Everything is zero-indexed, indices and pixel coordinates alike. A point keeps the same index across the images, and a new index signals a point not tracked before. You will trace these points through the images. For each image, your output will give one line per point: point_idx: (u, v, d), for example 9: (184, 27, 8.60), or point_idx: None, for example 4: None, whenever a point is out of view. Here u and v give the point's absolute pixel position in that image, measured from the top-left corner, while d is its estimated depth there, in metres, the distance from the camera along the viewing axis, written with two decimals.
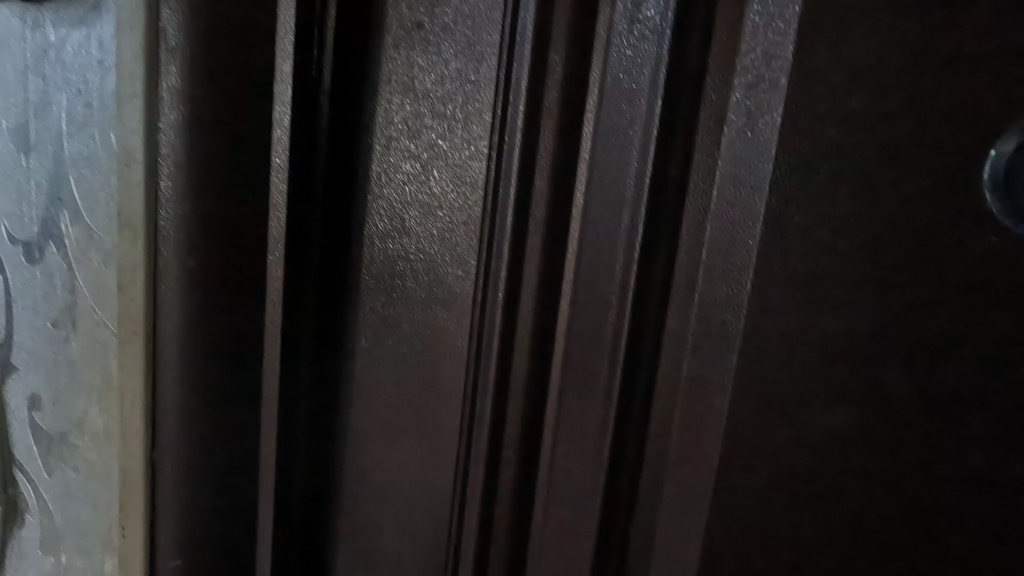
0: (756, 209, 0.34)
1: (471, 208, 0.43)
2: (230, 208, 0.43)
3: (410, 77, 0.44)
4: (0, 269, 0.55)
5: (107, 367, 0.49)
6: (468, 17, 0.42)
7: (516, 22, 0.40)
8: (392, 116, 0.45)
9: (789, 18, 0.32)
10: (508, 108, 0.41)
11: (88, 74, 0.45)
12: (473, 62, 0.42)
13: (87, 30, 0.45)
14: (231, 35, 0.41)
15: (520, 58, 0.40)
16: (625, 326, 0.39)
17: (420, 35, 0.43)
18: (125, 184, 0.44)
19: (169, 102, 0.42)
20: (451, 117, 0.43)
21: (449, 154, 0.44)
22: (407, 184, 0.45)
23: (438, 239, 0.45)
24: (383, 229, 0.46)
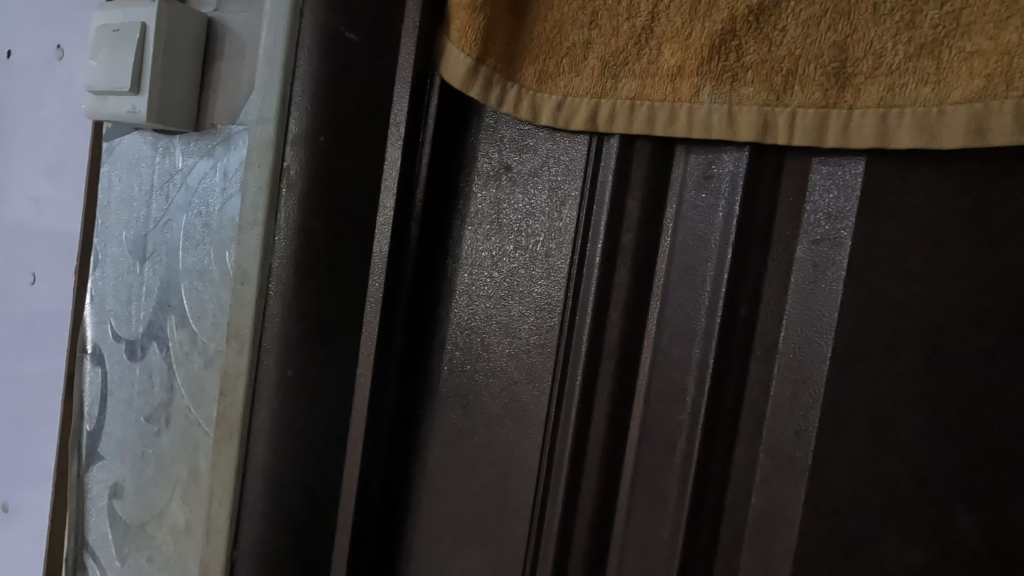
0: (823, 352, 0.37)
1: (547, 334, 0.45)
2: (329, 323, 0.47)
3: (497, 213, 0.48)
4: (99, 363, 0.60)
5: (196, 462, 0.52)
6: (554, 163, 0.46)
7: (597, 172, 0.44)
8: (477, 244, 0.49)
9: (851, 184, 0.37)
10: (587, 246, 0.44)
11: (210, 198, 0.51)
12: (555, 203, 0.45)
13: (214, 162, 0.51)
14: (344, 174, 0.47)
15: (600, 203, 0.44)
16: (696, 454, 0.41)
17: (507, 175, 0.48)
18: (236, 298, 0.49)
19: (284, 231, 0.47)
20: (532, 250, 0.46)
21: (527, 283, 0.46)
22: (488, 308, 0.48)
23: (515, 361, 0.47)
24: (464, 347, 0.49)
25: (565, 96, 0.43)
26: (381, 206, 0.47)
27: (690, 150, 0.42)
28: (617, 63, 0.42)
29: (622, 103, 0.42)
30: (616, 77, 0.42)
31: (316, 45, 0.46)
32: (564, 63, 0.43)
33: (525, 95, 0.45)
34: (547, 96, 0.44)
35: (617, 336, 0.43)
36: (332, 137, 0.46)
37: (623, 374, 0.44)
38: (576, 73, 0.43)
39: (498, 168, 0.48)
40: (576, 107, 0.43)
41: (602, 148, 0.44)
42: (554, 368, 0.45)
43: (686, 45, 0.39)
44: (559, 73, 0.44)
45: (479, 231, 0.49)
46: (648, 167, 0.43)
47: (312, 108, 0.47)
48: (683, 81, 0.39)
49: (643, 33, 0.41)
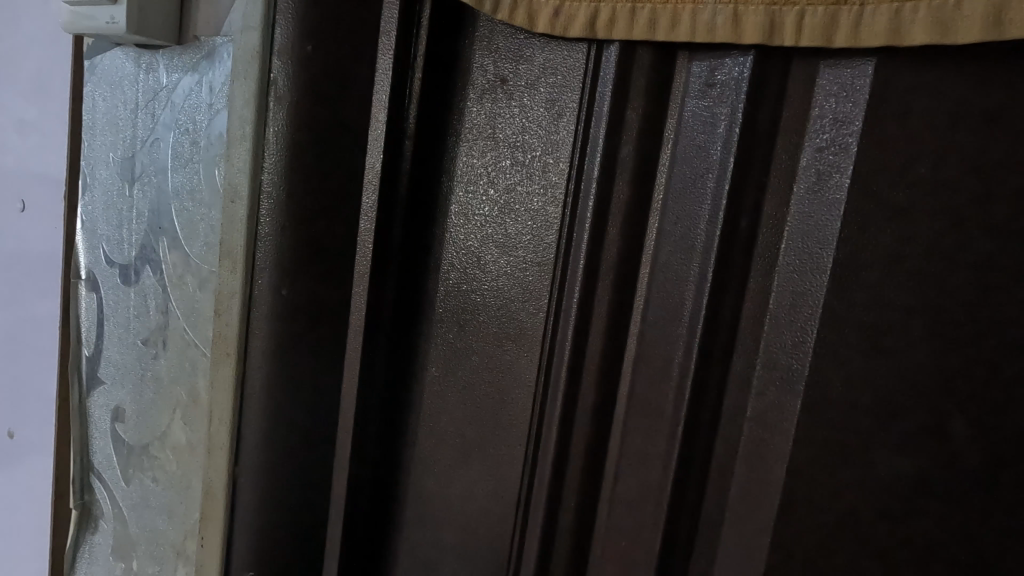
0: (823, 262, 0.37)
1: (544, 251, 0.45)
2: (322, 242, 0.47)
3: (492, 127, 0.46)
4: (94, 288, 0.59)
5: (195, 384, 0.52)
6: (551, 74, 0.44)
7: (596, 81, 0.42)
8: (472, 161, 0.47)
9: (859, 87, 0.35)
10: (585, 160, 0.43)
11: (196, 115, 0.50)
12: (553, 116, 0.44)
13: (198, 76, 0.49)
14: (333, 87, 0.45)
15: (598, 114, 0.42)
16: (692, 368, 0.41)
17: (503, 88, 0.46)
18: (228, 218, 0.48)
19: (273, 147, 0.46)
20: (529, 166, 0.45)
21: (523, 200, 0.46)
22: (484, 226, 0.47)
23: (512, 279, 0.47)
24: (460, 267, 0.49)
25: (563, 1, 0.41)
26: (373, 121, 0.46)
27: (692, 57, 0.40)
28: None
29: (622, 7, 0.40)
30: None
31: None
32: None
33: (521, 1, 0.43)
34: (543, 1, 0.42)
35: (615, 252, 0.43)
36: (320, 47, 0.45)
37: (620, 292, 0.43)
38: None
39: (493, 80, 0.46)
40: (574, 13, 0.41)
41: (601, 57, 0.42)
42: (551, 286, 0.45)
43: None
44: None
45: (474, 148, 0.47)
46: (648, 76, 0.41)
47: (297, 15, 0.44)
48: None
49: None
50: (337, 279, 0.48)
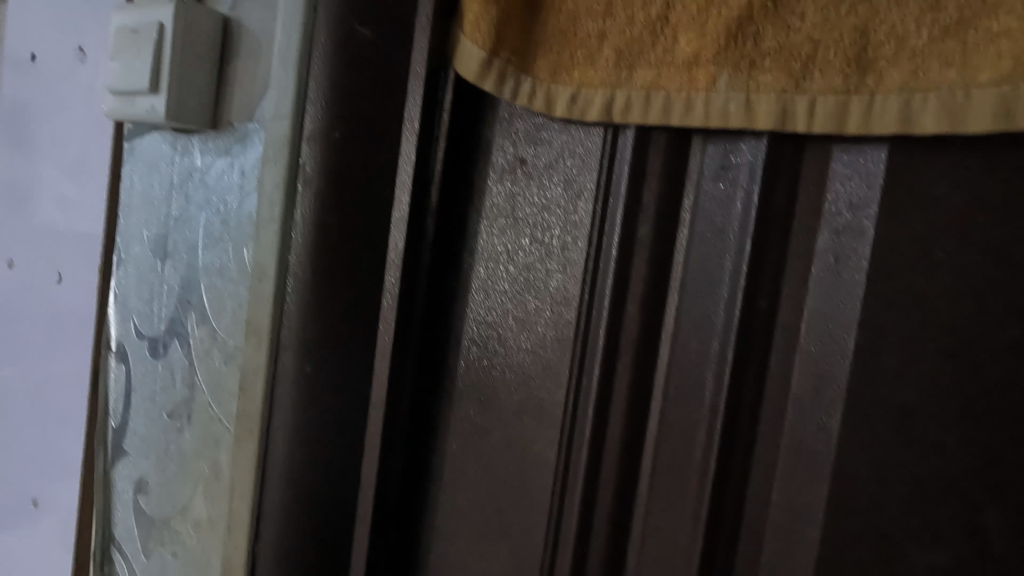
0: (846, 345, 0.36)
1: (564, 327, 0.45)
2: (343, 318, 0.48)
3: (512, 207, 0.48)
4: (124, 360, 0.61)
5: (217, 458, 0.53)
6: (569, 157, 0.45)
7: (613, 164, 0.43)
8: (493, 239, 0.48)
9: (873, 172, 0.36)
10: (603, 239, 0.43)
11: (227, 196, 0.51)
12: (571, 196, 0.45)
13: (231, 159, 0.51)
14: (358, 169, 0.47)
15: (616, 195, 0.43)
16: (715, 450, 0.40)
17: (523, 169, 0.47)
18: (255, 297, 0.49)
19: (301, 227, 0.47)
20: (549, 244, 0.46)
21: (542, 278, 0.46)
22: (504, 303, 0.48)
23: (532, 356, 0.47)
24: (481, 342, 0.49)
25: (580, 88, 0.43)
26: (397, 201, 0.48)
27: (707, 140, 0.41)
28: (631, 52, 0.41)
29: (637, 93, 0.41)
30: (631, 68, 0.41)
31: (328, 36, 0.46)
32: (579, 54, 0.43)
33: (541, 86, 0.44)
34: (562, 87, 0.44)
35: (633, 330, 0.43)
36: (347, 133, 0.46)
37: (640, 369, 0.43)
38: (590, 64, 0.42)
39: (512, 161, 0.48)
40: (592, 98, 0.42)
41: (618, 140, 0.43)
42: (571, 362, 0.45)
43: (701, 33, 0.38)
44: (575, 63, 0.43)
45: (495, 225, 0.48)
46: (664, 158, 0.42)
47: (326, 103, 0.46)
48: (700, 69, 0.39)
49: (659, 23, 0.40)
50: (358, 353, 0.49)
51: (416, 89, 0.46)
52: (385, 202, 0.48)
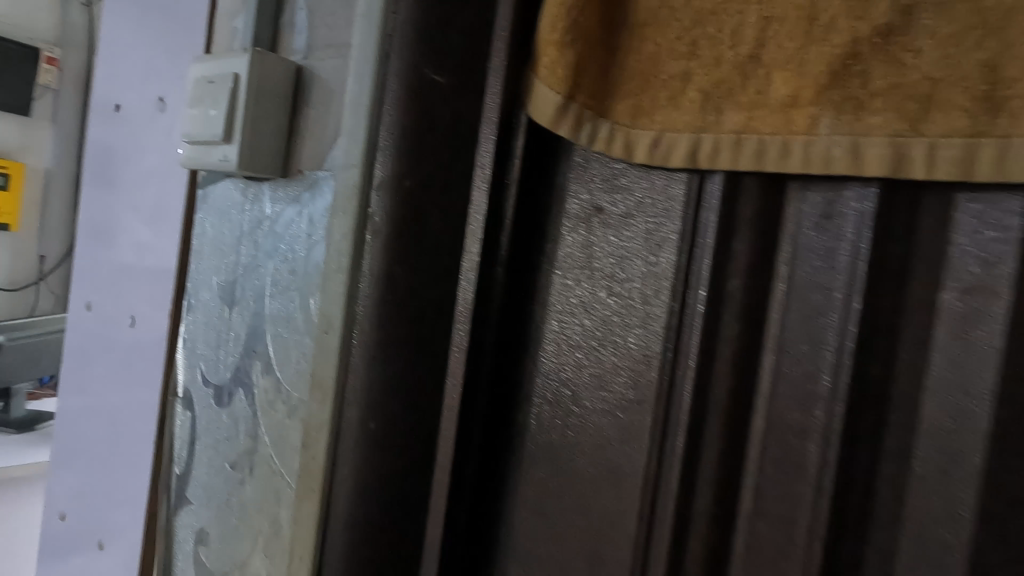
0: (978, 420, 0.32)
1: (645, 388, 0.42)
2: (410, 372, 0.46)
3: (588, 257, 0.45)
4: (189, 407, 0.60)
5: (278, 514, 0.51)
6: (650, 205, 0.42)
7: (699, 212, 0.40)
8: (566, 291, 0.46)
9: (1009, 225, 0.31)
10: (688, 293, 0.40)
11: (295, 245, 0.51)
12: (652, 246, 0.42)
13: (300, 208, 0.51)
14: (428, 218, 0.45)
15: (702, 246, 0.40)
16: (822, 532, 0.36)
17: (599, 217, 0.44)
18: (321, 349, 0.47)
19: (369, 277, 0.46)
20: (627, 298, 0.43)
21: (621, 333, 0.43)
22: (579, 359, 0.45)
23: (609, 418, 0.43)
24: (552, 400, 0.46)
25: (663, 131, 0.40)
26: (466, 251, 0.46)
27: (805, 188, 0.37)
28: (720, 94, 0.38)
29: (727, 137, 0.38)
30: (720, 110, 0.38)
31: (400, 83, 0.45)
32: (660, 95, 0.40)
33: (619, 130, 0.42)
34: (642, 130, 0.41)
35: (723, 393, 0.39)
36: (417, 182, 0.45)
37: (731, 437, 0.39)
38: (673, 106, 0.40)
39: (587, 209, 0.45)
40: (676, 142, 0.40)
41: (704, 187, 0.40)
42: (652, 426, 0.41)
43: (799, 72, 0.35)
44: (657, 105, 0.40)
45: (568, 276, 0.46)
46: (757, 206, 0.39)
47: (396, 152, 0.45)
48: (798, 111, 0.35)
49: (750, 62, 0.37)
50: (423, 409, 0.46)
51: (489, 134, 0.45)
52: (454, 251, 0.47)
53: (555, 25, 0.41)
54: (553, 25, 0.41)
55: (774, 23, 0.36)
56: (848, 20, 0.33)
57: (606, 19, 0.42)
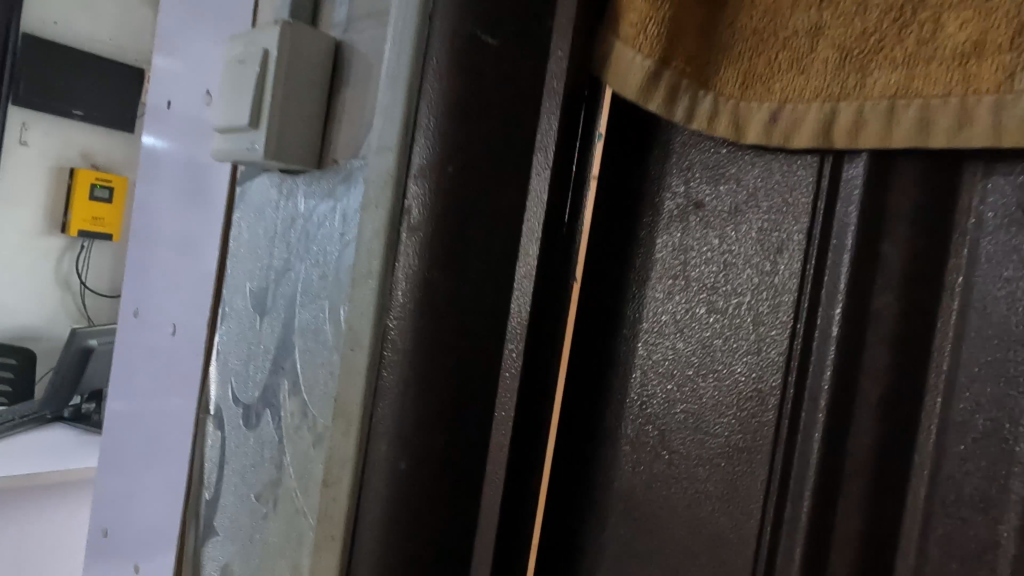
0: None
1: (757, 435, 0.31)
2: (449, 400, 0.37)
3: (682, 264, 0.35)
4: (221, 425, 0.54)
5: (299, 560, 0.43)
6: (765, 196, 0.32)
7: (833, 204, 0.29)
8: (651, 305, 0.36)
9: None
10: (818, 312, 0.30)
11: (328, 245, 0.44)
12: (767, 249, 0.32)
13: (333, 203, 0.44)
14: (474, 213, 0.37)
15: (837, 250, 0.29)
16: None
17: (697, 213, 0.35)
18: (348, 369, 0.39)
19: (404, 283, 0.37)
20: (733, 316, 0.33)
21: (722, 361, 0.33)
22: (670, 391, 0.35)
23: (708, 469, 0.33)
24: (635, 441, 0.37)
25: (784, 103, 0.29)
26: (524, 253, 0.37)
27: (990, 172, 0.26)
28: (863, 49, 0.27)
29: (875, 106, 0.27)
30: (864, 71, 0.27)
31: (447, 48, 0.37)
32: (781, 55, 0.30)
33: (723, 104, 0.31)
34: (756, 104, 0.30)
35: (866, 449, 0.29)
36: (461, 167, 0.37)
37: (875, 510, 0.29)
38: (799, 69, 0.29)
39: (683, 202, 0.35)
40: (801, 116, 0.29)
41: (840, 170, 0.29)
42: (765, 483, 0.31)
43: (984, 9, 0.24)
44: (777, 69, 0.30)
45: (656, 287, 0.36)
46: (918, 192, 0.28)
47: (438, 131, 0.37)
48: (982, 64, 0.24)
49: (907, 5, 0.26)
50: (466, 444, 0.38)
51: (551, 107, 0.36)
52: (511, 253, 0.38)
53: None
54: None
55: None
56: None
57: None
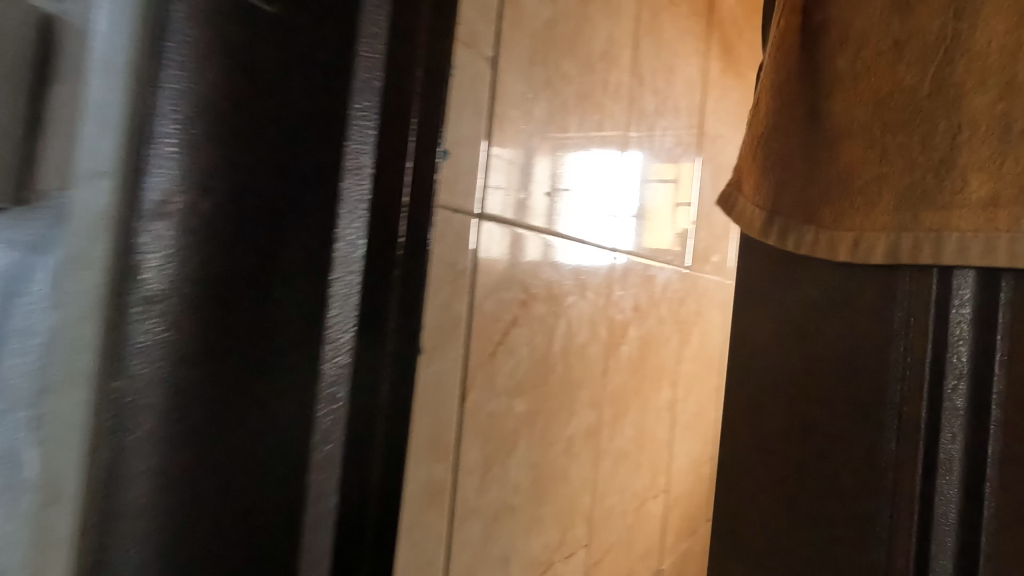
0: None
1: (883, 479, 0.43)
2: (228, 473, 0.36)
3: (826, 340, 0.46)
4: None
5: None
6: (877, 286, 0.44)
7: (951, 314, 0.41)
8: (842, 420, 0.44)
9: None
10: (942, 405, 0.41)
11: (41, 317, 0.31)
12: (879, 338, 0.43)
13: (50, 256, 0.31)
14: (243, 273, 0.36)
15: (956, 354, 0.41)
16: None
17: (805, 300, 0.47)
18: (52, 466, 0.32)
19: (145, 358, 0.34)
20: (863, 392, 0.44)
21: (886, 445, 0.43)
22: (828, 450, 0.45)
23: (855, 509, 0.44)
24: (745, 472, 0.49)
25: (863, 233, 0.44)
26: (330, 309, 0.37)
27: None
28: (925, 185, 0.42)
29: (926, 236, 0.41)
30: (915, 214, 0.42)
31: (186, 77, 0.34)
32: (857, 208, 0.45)
33: (822, 233, 0.47)
34: (845, 231, 0.45)
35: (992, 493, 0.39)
36: (238, 227, 0.36)
37: None
38: (865, 207, 0.45)
39: (794, 347, 0.47)
40: (875, 241, 0.43)
41: (955, 277, 0.41)
42: (959, 534, 0.40)
43: (1012, 160, 0.38)
44: (856, 225, 0.45)
45: (796, 407, 0.47)
46: (1012, 325, 0.39)
47: (194, 183, 0.35)
48: (999, 211, 0.39)
49: (943, 166, 0.41)
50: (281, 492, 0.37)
51: (367, 150, 0.38)
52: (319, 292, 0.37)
53: (755, 154, 0.53)
54: (766, 142, 0.52)
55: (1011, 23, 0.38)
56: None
57: (877, 57, 0.45)
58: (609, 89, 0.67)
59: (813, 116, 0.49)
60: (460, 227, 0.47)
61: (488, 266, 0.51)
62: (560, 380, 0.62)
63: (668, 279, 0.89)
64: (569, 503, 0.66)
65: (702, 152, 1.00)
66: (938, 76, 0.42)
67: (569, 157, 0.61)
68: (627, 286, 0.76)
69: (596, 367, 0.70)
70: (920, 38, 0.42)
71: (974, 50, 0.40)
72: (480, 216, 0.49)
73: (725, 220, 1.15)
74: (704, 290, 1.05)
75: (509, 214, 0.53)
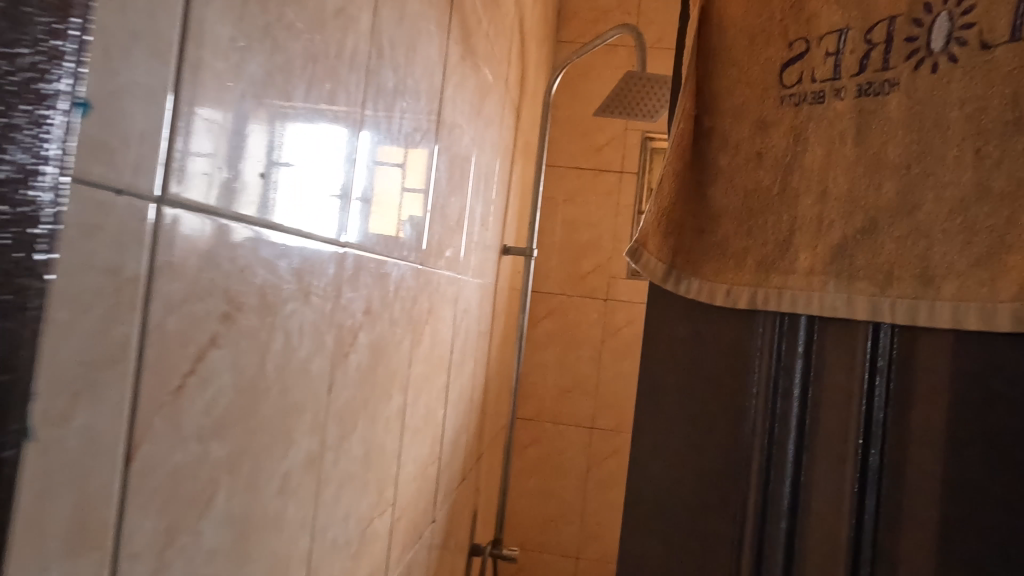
0: None
1: (739, 466, 0.82)
2: None
3: (713, 380, 0.85)
4: None
5: None
6: (702, 361, 0.86)
7: (777, 356, 0.79)
8: (712, 429, 0.84)
9: None
10: (780, 422, 0.78)
11: None
12: (733, 386, 0.83)
13: None
14: None
15: (790, 386, 0.77)
16: None
17: (700, 362, 0.87)
18: None
19: None
20: (727, 413, 0.84)
21: (765, 441, 0.79)
22: (717, 440, 0.84)
23: (728, 487, 0.83)
24: (689, 477, 0.86)
25: (711, 286, 0.86)
26: None
27: None
28: (751, 253, 0.83)
29: (744, 288, 0.82)
30: (743, 267, 0.83)
31: None
32: (703, 261, 0.88)
33: (688, 273, 0.89)
34: (692, 278, 0.88)
35: (810, 479, 0.75)
36: None
37: None
38: (715, 264, 0.87)
39: (678, 385, 0.88)
40: (740, 292, 0.82)
41: (795, 334, 0.78)
42: (786, 512, 0.76)
43: (820, 247, 0.76)
44: (700, 274, 0.88)
45: (712, 427, 0.84)
46: (807, 372, 0.76)
47: None
48: (815, 277, 0.76)
49: (788, 237, 0.79)
50: None
51: None
52: None
53: (657, 222, 0.91)
54: (666, 212, 0.91)
55: (826, 150, 0.76)
56: (895, 171, 0.70)
57: (747, 161, 0.84)
58: (343, 52, 0.56)
59: (705, 195, 0.90)
60: (125, 215, 0.32)
61: (173, 272, 0.37)
62: (274, 408, 0.50)
63: (402, 276, 0.82)
64: (282, 552, 0.55)
65: (438, 141, 0.94)
66: (828, 164, 0.76)
67: (295, 129, 0.49)
68: (357, 287, 0.66)
69: (319, 382, 0.58)
70: (773, 152, 0.82)
71: (811, 162, 0.78)
72: (160, 200, 0.35)
73: (458, 213, 1.12)
74: (435, 288, 1.00)
75: (207, 199, 0.39)
